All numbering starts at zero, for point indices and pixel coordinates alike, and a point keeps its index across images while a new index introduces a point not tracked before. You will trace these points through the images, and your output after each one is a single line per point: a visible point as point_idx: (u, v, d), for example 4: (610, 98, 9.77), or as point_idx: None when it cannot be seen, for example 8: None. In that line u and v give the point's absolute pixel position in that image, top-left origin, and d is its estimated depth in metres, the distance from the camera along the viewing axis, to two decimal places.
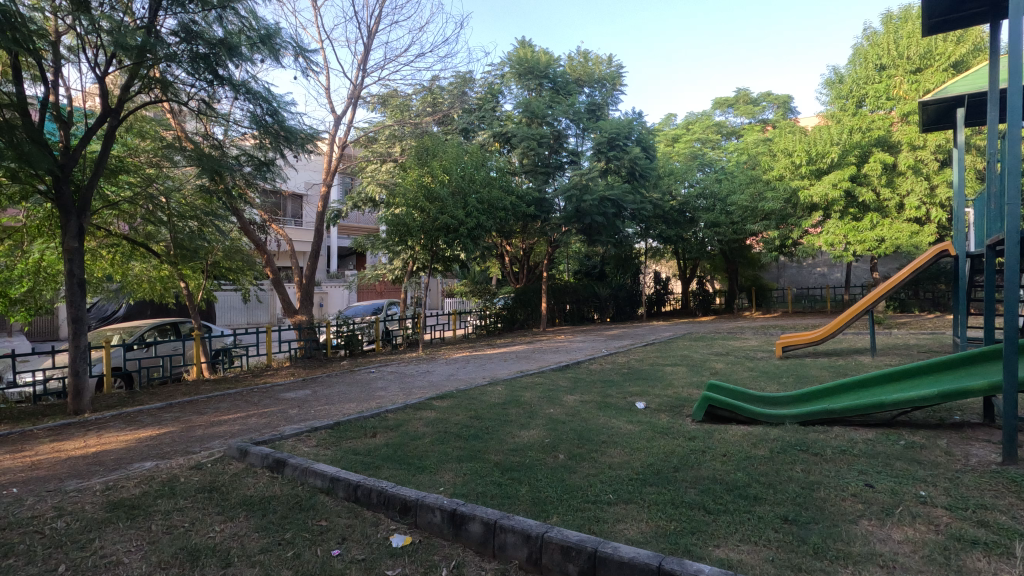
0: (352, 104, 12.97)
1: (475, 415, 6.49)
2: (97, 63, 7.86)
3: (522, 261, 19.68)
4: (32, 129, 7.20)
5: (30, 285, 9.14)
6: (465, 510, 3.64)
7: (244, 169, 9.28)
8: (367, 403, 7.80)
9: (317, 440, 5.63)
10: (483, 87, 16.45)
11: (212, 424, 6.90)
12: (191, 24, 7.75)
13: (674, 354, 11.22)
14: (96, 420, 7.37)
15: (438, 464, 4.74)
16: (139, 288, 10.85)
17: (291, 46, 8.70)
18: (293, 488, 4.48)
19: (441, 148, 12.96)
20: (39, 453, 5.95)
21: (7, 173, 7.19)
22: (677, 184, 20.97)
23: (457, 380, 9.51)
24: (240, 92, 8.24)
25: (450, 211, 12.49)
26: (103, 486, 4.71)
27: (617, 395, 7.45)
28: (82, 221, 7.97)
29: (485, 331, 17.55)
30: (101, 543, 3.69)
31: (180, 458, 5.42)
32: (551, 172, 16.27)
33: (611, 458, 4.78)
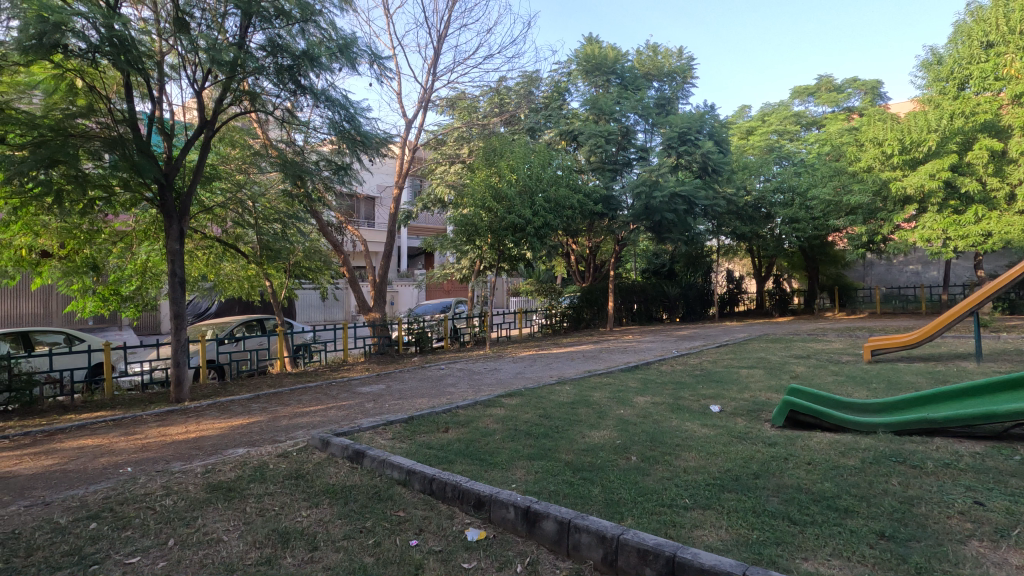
0: (422, 108, 13.34)
1: (544, 414, 6.50)
2: (194, 78, 8.51)
3: (588, 260, 19.48)
4: (140, 142, 7.95)
5: (137, 284, 10.15)
6: (539, 508, 3.65)
7: (323, 174, 9.78)
8: (438, 399, 7.99)
9: (392, 433, 5.84)
10: (550, 86, 16.43)
11: (296, 415, 7.31)
12: (277, 39, 8.19)
13: (750, 356, 10.73)
14: (195, 408, 8.00)
15: (509, 462, 4.79)
16: (229, 286, 11.64)
17: (367, 54, 8.99)
18: (371, 479, 4.67)
19: (508, 148, 13.11)
20: (148, 436, 6.55)
21: (119, 182, 7.98)
22: (751, 179, 20.16)
23: (525, 379, 9.56)
24: (320, 101, 8.67)
25: (517, 210, 12.57)
26: (204, 469, 5.11)
27: (690, 397, 7.23)
28: (182, 225, 8.67)
29: (551, 330, 17.55)
30: (204, 521, 4.01)
31: (269, 446, 5.79)
32: (619, 169, 16.01)
33: (686, 462, 4.65)
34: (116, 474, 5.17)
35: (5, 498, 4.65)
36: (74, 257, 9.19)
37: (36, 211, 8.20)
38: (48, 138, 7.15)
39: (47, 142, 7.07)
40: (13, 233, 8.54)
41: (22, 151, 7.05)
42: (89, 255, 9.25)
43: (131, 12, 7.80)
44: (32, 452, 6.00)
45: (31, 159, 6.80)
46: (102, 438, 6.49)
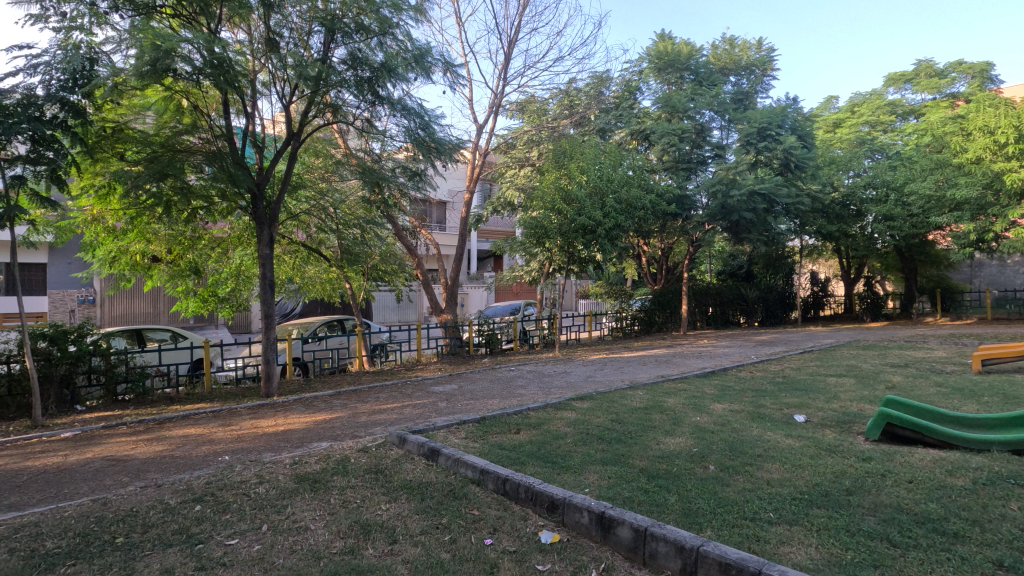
0: (493, 113, 13.58)
1: (617, 419, 6.40)
2: (283, 94, 9.07)
3: (660, 262, 18.98)
4: (236, 155, 8.57)
5: (232, 286, 10.96)
6: (614, 514, 3.60)
7: (399, 180, 10.19)
8: (509, 400, 8.06)
9: (466, 433, 5.96)
10: (620, 85, 16.17)
11: (374, 412, 7.63)
12: (358, 52, 8.56)
13: (839, 364, 10.05)
14: (283, 403, 8.54)
15: (582, 466, 4.75)
16: (313, 289, 12.29)
17: (441, 62, 9.26)
18: (446, 477, 4.79)
19: (579, 149, 13.05)
20: (243, 427, 7.07)
21: (217, 192, 8.66)
22: (839, 174, 18.88)
23: (595, 382, 9.46)
24: (397, 110, 9.02)
25: (587, 212, 12.49)
26: (292, 460, 5.45)
27: (772, 406, 6.88)
28: (272, 231, 9.28)
29: (621, 333, 17.29)
30: (293, 509, 4.27)
31: (350, 441, 6.07)
32: (693, 168, 15.51)
33: (769, 474, 4.43)
34: (215, 462, 5.61)
35: (123, 478, 5.17)
36: (179, 262, 10.09)
37: (148, 220, 9.07)
38: (159, 154, 7.95)
39: (158, 157, 7.85)
40: (129, 240, 9.47)
41: (138, 166, 7.90)
42: (191, 259, 10.11)
43: (229, 36, 8.46)
44: (145, 438, 6.64)
45: (145, 173, 7.58)
46: (203, 428, 7.07)
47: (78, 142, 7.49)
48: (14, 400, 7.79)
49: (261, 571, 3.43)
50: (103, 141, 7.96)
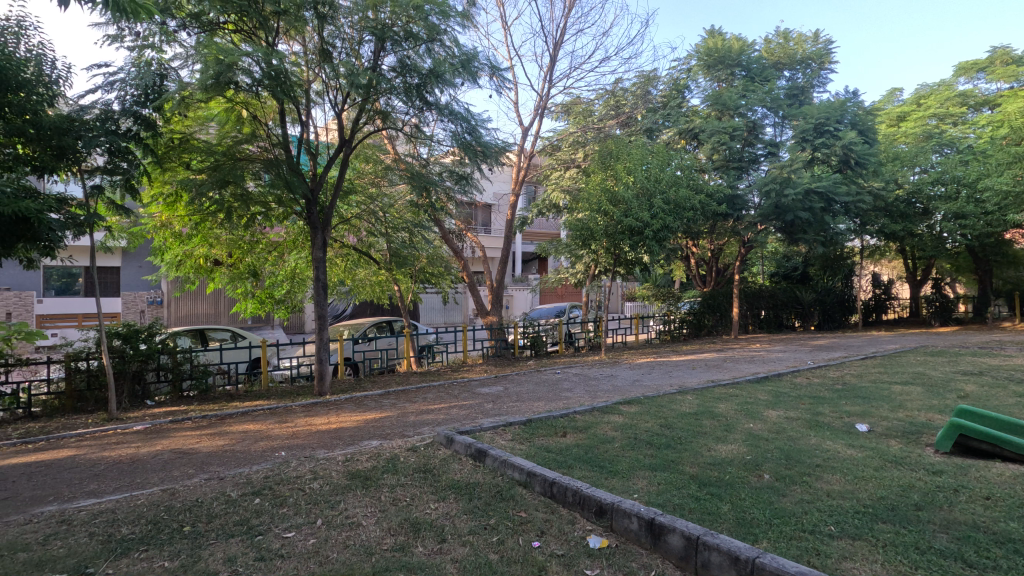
0: (539, 116, 13.60)
1: (665, 424, 6.27)
2: (336, 102, 9.36)
3: (710, 263, 18.49)
4: (291, 162, 8.92)
5: (288, 288, 11.39)
6: (664, 520, 3.54)
7: (446, 184, 10.37)
8: (555, 403, 8.03)
9: (512, 435, 5.99)
10: (668, 84, 15.87)
11: (422, 412, 7.76)
12: (407, 59, 8.75)
13: (905, 371, 9.50)
14: (335, 401, 8.82)
15: (630, 471, 4.68)
16: (363, 291, 12.61)
17: (487, 67, 9.37)
18: (493, 478, 4.82)
19: (626, 150, 12.88)
20: (298, 424, 7.34)
21: (274, 198, 9.04)
22: (904, 170, 17.90)
23: (642, 386, 9.29)
24: (444, 115, 9.18)
25: (634, 213, 12.30)
26: (344, 457, 5.61)
27: (831, 414, 6.58)
28: (325, 235, 9.60)
29: (669, 336, 16.94)
30: (346, 505, 4.40)
31: (400, 440, 6.20)
32: (744, 166, 15.03)
33: (830, 485, 4.24)
34: (272, 457, 5.84)
35: (189, 471, 5.46)
36: (239, 265, 10.60)
37: (211, 226, 9.57)
38: (221, 162, 8.39)
39: (220, 165, 8.29)
40: (193, 244, 10.00)
41: (202, 174, 8.35)
42: (250, 262, 10.58)
43: (286, 48, 8.83)
44: (208, 433, 6.99)
45: (209, 180, 8.02)
46: (262, 424, 7.38)
47: (149, 152, 7.99)
48: (91, 395, 8.36)
49: (316, 563, 3.55)
50: (171, 152, 8.46)
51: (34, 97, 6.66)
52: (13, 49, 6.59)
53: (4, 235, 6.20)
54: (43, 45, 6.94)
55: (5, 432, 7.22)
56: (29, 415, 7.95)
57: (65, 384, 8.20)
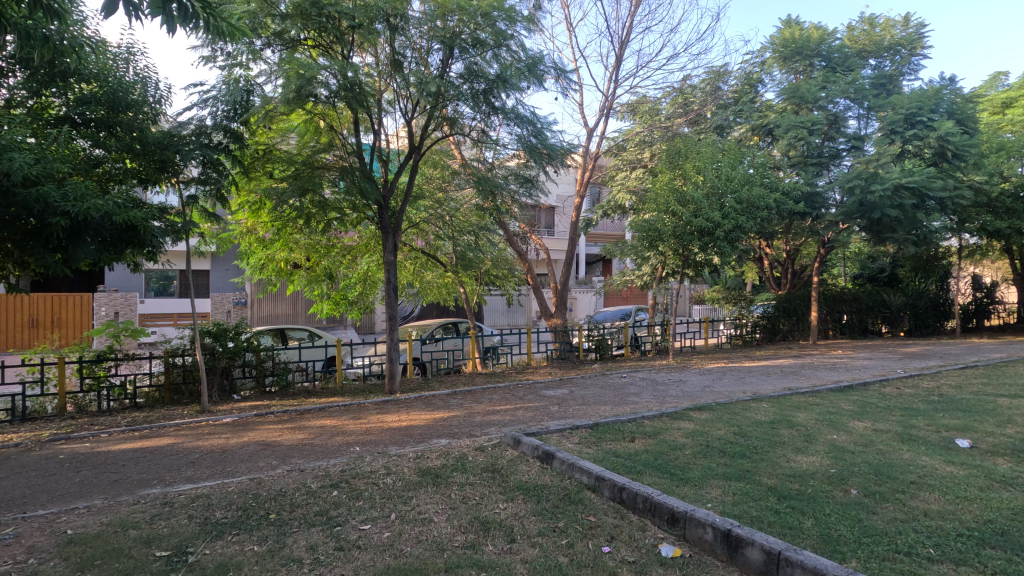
0: (604, 116, 13.46)
1: (739, 432, 6.03)
2: (406, 110, 9.65)
3: (785, 265, 17.57)
4: (364, 169, 9.31)
5: (360, 290, 11.87)
6: (741, 532, 3.41)
7: (511, 187, 10.50)
8: (622, 408, 7.90)
9: (579, 438, 5.96)
10: (740, 78, 15.23)
11: (488, 413, 7.87)
12: (474, 66, 8.88)
13: (1014, 383, 8.61)
14: (405, 400, 9.10)
15: (703, 479, 4.54)
16: (431, 294, 12.78)
17: (553, 70, 9.39)
18: (561, 480, 4.81)
19: (695, 148, 12.54)
20: (370, 421, 7.63)
21: (349, 204, 9.45)
22: (1010, 162, 16.24)
23: (713, 393, 8.95)
24: (510, 118, 9.26)
25: (704, 213, 11.90)
26: (415, 454, 5.79)
27: (926, 427, 6.08)
28: (395, 239, 9.94)
29: (741, 341, 16.27)
30: (418, 501, 4.53)
31: (468, 439, 6.32)
32: (824, 162, 14.18)
33: (926, 504, 3.93)
34: (348, 452, 6.10)
35: (273, 461, 5.82)
36: (316, 268, 11.14)
37: (291, 231, 10.15)
38: (301, 171, 8.90)
39: (300, 174, 8.77)
40: (275, 249, 10.62)
41: (284, 183, 8.88)
42: (327, 265, 11.12)
43: (360, 61, 9.21)
44: (289, 427, 7.41)
45: (290, 189, 8.51)
46: (337, 420, 7.74)
47: (237, 163, 8.57)
48: (187, 388, 9.07)
49: (391, 556, 3.68)
50: (257, 162, 9.05)
51: (140, 116, 7.30)
52: (123, 73, 7.26)
53: (115, 242, 6.84)
54: (148, 68, 7.61)
55: (115, 420, 7.96)
56: (134, 405, 8.71)
57: (164, 377, 8.94)
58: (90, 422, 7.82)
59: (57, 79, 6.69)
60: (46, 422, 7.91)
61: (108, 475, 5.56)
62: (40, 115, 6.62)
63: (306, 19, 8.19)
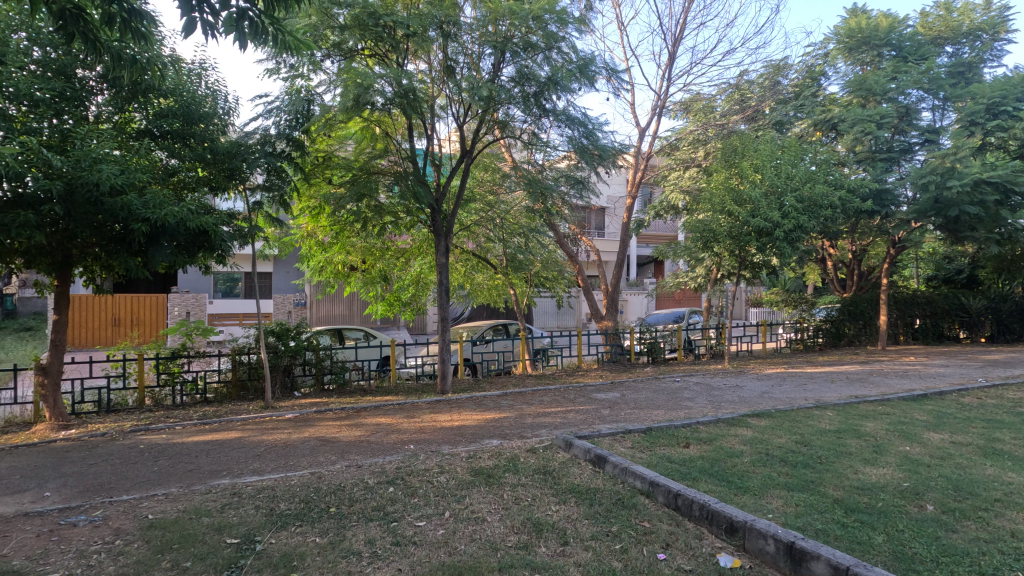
0: (657, 115, 13.20)
1: (802, 440, 5.79)
2: (458, 115, 9.79)
3: (851, 265, 16.69)
4: (417, 173, 9.54)
5: (413, 291, 12.13)
6: (806, 546, 3.28)
7: (562, 189, 10.48)
8: (676, 412, 7.74)
9: (632, 442, 5.88)
10: (802, 72, 14.60)
11: (539, 415, 7.88)
12: (525, 69, 8.90)
13: None
14: (456, 400, 9.23)
15: (763, 489, 4.38)
16: (481, 295, 12.85)
17: (604, 70, 9.33)
18: (614, 485, 4.76)
19: (752, 146, 12.14)
20: (423, 420, 7.79)
21: (403, 207, 9.69)
22: None
23: (772, 399, 8.61)
24: (561, 120, 9.25)
25: (763, 212, 11.44)
26: (467, 454, 5.87)
27: (1011, 441, 5.64)
28: (448, 241, 10.11)
29: (802, 346, 15.59)
30: (471, 500, 4.60)
31: (519, 441, 6.35)
32: (895, 157, 13.40)
33: (1013, 524, 3.65)
34: (402, 449, 6.26)
35: (332, 457, 6.04)
36: (372, 271, 11.48)
37: (348, 235, 10.54)
38: (358, 176, 9.22)
39: (357, 180, 9.10)
40: (333, 252, 11.01)
41: (342, 188, 9.21)
42: (382, 268, 11.44)
43: (414, 68, 9.42)
44: (347, 424, 7.67)
45: (348, 194, 8.84)
46: (392, 418, 7.96)
47: (298, 170, 8.95)
48: (251, 384, 9.54)
49: (446, 553, 3.74)
50: (316, 169, 9.43)
51: (210, 127, 7.76)
52: (197, 87, 7.74)
53: (188, 246, 7.27)
54: (218, 81, 8.08)
55: (188, 413, 8.48)
56: (205, 399, 9.24)
57: (231, 374, 9.43)
58: (166, 415, 8.36)
59: (138, 96, 7.18)
60: (128, 414, 8.52)
61: (183, 465, 5.94)
62: (124, 130, 7.17)
63: (363, 30, 8.47)
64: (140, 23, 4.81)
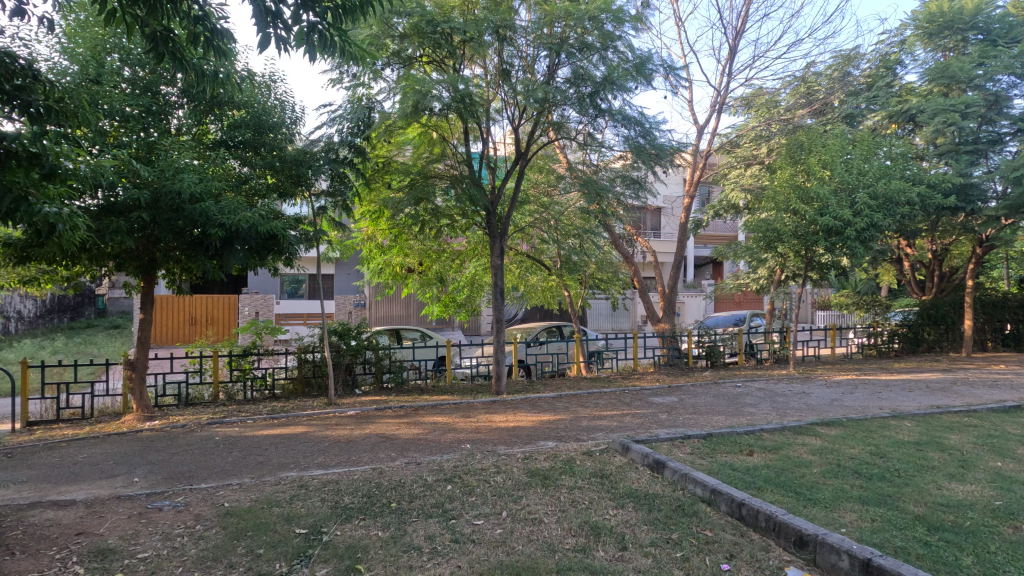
0: (716, 112, 12.81)
1: (877, 451, 5.46)
2: (513, 118, 9.85)
3: (931, 266, 15.56)
4: (473, 176, 9.69)
5: (468, 293, 12.30)
6: (885, 564, 3.11)
7: (617, 189, 10.35)
8: (738, 419, 7.47)
9: (691, 448, 5.73)
10: (874, 61, 13.76)
11: (595, 418, 7.81)
12: (581, 69, 8.82)
13: None
14: (511, 401, 9.27)
15: (834, 501, 4.17)
16: (535, 296, 12.86)
17: (662, 68, 9.17)
18: (673, 491, 4.66)
19: (821, 141, 11.58)
20: (480, 420, 7.88)
21: (458, 210, 9.84)
22: None
23: (843, 407, 8.16)
24: (617, 120, 9.14)
25: (832, 211, 10.84)
26: (523, 455, 5.90)
27: None
28: (503, 243, 10.18)
29: (875, 351, 14.71)
30: (528, 501, 4.62)
31: (575, 443, 6.31)
32: (982, 149, 12.40)
33: None
34: (459, 449, 6.37)
35: (392, 453, 6.23)
36: (428, 273, 11.74)
37: (406, 238, 10.80)
38: (416, 180, 9.44)
39: (415, 184, 9.33)
40: (392, 254, 11.31)
41: (400, 192, 9.46)
42: (438, 270, 11.67)
43: (470, 74, 9.56)
44: (406, 422, 7.88)
45: (407, 198, 9.09)
46: (449, 417, 8.10)
47: (360, 175, 9.27)
48: (316, 381, 9.95)
49: (504, 553, 3.78)
50: (377, 174, 9.74)
51: (279, 137, 8.16)
52: (267, 98, 8.17)
53: (259, 249, 7.66)
54: (286, 92, 8.49)
55: (258, 408, 8.95)
56: (273, 395, 9.71)
57: (297, 371, 9.87)
58: (239, 409, 8.87)
59: (214, 109, 7.67)
60: (205, 407, 9.09)
61: (255, 457, 6.28)
62: (201, 141, 7.66)
63: (422, 37, 8.68)
64: (222, 41, 5.14)
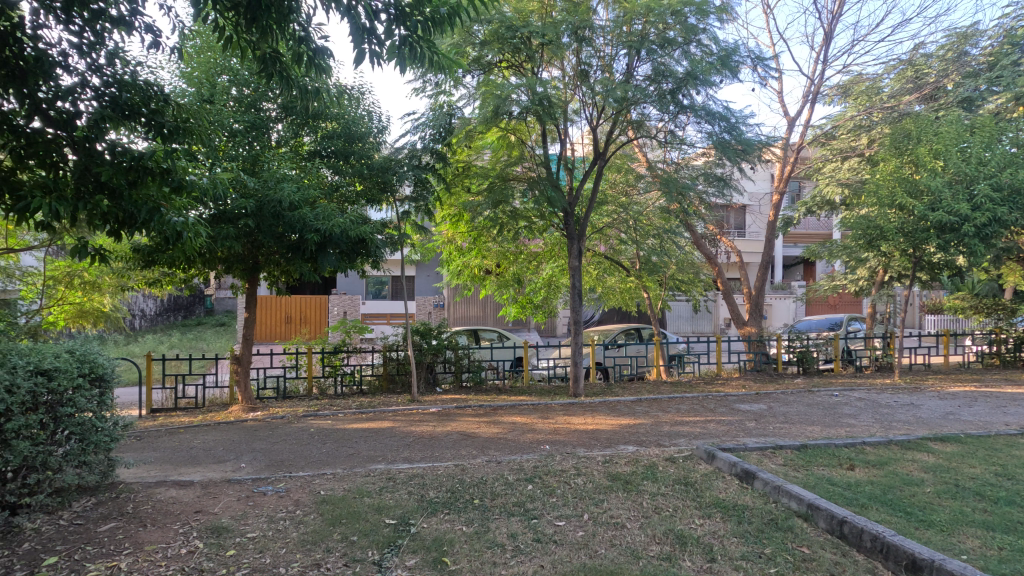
0: (810, 102, 12.04)
1: (1002, 472, 4.90)
2: (590, 118, 9.76)
3: None
4: (550, 178, 9.73)
5: (545, 294, 12.34)
6: None
7: (700, 187, 10.00)
8: (836, 430, 6.98)
9: (784, 459, 5.42)
10: (995, 38, 12.25)
11: (677, 423, 7.59)
12: (662, 66, 8.55)
13: None
14: (590, 403, 9.20)
15: (952, 524, 3.80)
16: (612, 297, 12.66)
17: (750, 59, 8.76)
18: (765, 503, 4.43)
19: (932, 129, 10.55)
20: (558, 421, 7.89)
21: (536, 211, 9.91)
22: None
23: (960, 422, 7.38)
24: (699, 115, 8.82)
25: (946, 205, 9.84)
26: (603, 458, 5.84)
27: None
28: (581, 244, 10.14)
29: (998, 360, 13.32)
30: (609, 505, 4.57)
31: (657, 449, 6.17)
32: None
33: None
34: (539, 449, 6.41)
35: (474, 451, 6.38)
36: (506, 274, 11.89)
37: (485, 240, 11.01)
38: (494, 184, 9.62)
39: (494, 187, 9.49)
40: (470, 255, 11.58)
41: (480, 196, 9.67)
42: (515, 271, 11.81)
43: (547, 76, 9.60)
44: (485, 420, 8.04)
45: (486, 201, 9.27)
46: (527, 417, 8.16)
47: (441, 180, 9.57)
48: (399, 378, 10.37)
49: (586, 555, 3.76)
50: (457, 178, 10.03)
51: (366, 145, 8.60)
52: (356, 110, 8.65)
53: (349, 252, 8.08)
54: (373, 103, 8.92)
55: (347, 402, 9.46)
56: (361, 390, 10.22)
57: (382, 369, 10.34)
58: (330, 403, 9.42)
59: (310, 122, 8.24)
60: (300, 400, 9.72)
61: (346, 449, 6.65)
62: (298, 152, 8.24)
63: (501, 43, 8.82)
64: (322, 59, 5.50)
